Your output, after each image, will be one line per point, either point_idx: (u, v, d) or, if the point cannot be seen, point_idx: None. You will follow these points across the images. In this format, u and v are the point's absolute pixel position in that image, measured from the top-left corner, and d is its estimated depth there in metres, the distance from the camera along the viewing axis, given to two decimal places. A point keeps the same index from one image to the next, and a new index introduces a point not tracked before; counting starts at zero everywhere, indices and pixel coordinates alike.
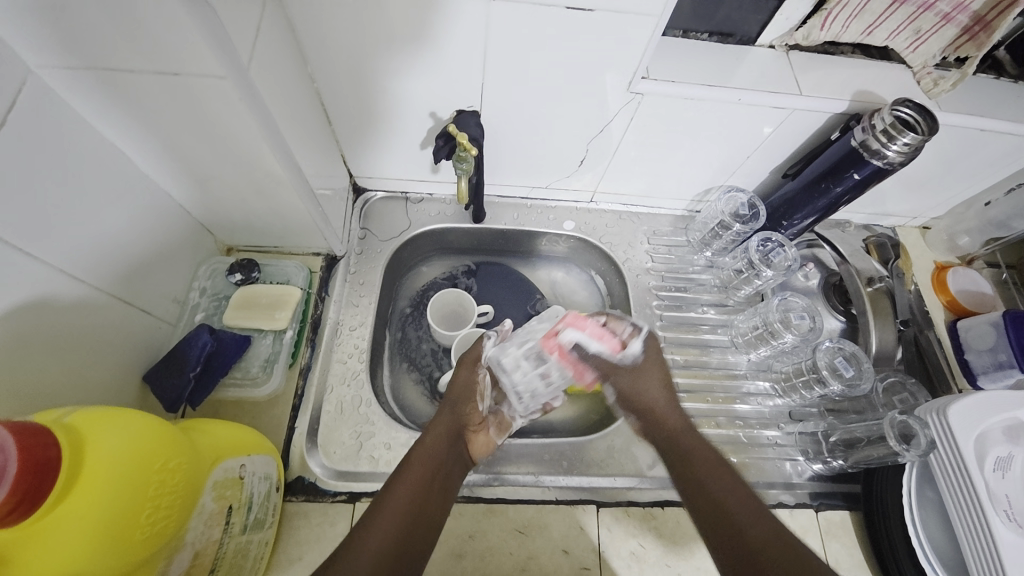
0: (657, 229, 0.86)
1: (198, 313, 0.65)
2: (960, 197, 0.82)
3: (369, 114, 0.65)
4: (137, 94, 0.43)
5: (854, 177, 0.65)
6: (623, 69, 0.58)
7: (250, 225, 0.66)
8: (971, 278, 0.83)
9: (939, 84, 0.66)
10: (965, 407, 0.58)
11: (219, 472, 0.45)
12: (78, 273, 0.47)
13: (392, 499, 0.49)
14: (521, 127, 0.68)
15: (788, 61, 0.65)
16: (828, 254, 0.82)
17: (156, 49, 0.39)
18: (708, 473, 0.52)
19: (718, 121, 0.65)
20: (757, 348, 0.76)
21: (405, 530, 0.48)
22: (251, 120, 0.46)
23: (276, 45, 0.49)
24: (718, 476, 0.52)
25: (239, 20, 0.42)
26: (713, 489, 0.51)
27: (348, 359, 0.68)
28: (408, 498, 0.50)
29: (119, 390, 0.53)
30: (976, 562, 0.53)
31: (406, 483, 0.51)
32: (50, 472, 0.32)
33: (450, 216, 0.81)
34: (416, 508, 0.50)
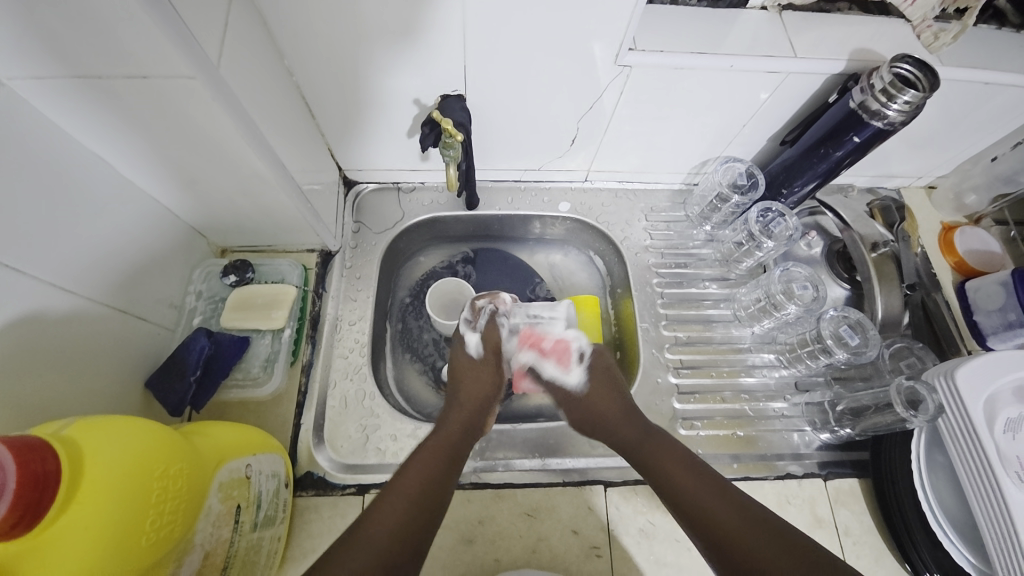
0: (654, 205, 0.84)
1: (196, 317, 0.65)
2: (965, 154, 0.80)
3: (352, 103, 0.63)
4: (108, 100, 0.42)
5: (854, 140, 0.63)
6: (609, 41, 0.56)
7: (241, 226, 0.65)
8: (978, 237, 0.81)
9: (940, 37, 0.63)
10: (973, 370, 0.57)
11: (224, 474, 0.46)
12: (68, 285, 0.47)
13: (407, 480, 0.49)
14: (508, 108, 0.66)
15: (782, 23, 0.63)
16: (831, 220, 0.80)
17: (118, 53, 0.38)
18: (671, 465, 0.54)
19: (711, 90, 0.63)
20: (760, 320, 0.75)
21: (420, 510, 0.47)
22: (226, 119, 0.45)
23: (247, 37, 0.48)
24: (679, 465, 0.53)
25: (204, 17, 0.41)
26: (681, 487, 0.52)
27: (349, 354, 0.68)
28: (423, 482, 0.50)
29: (122, 398, 0.54)
30: (988, 524, 0.53)
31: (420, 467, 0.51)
32: (48, 486, 0.32)
33: (443, 204, 0.80)
34: (431, 487, 0.49)
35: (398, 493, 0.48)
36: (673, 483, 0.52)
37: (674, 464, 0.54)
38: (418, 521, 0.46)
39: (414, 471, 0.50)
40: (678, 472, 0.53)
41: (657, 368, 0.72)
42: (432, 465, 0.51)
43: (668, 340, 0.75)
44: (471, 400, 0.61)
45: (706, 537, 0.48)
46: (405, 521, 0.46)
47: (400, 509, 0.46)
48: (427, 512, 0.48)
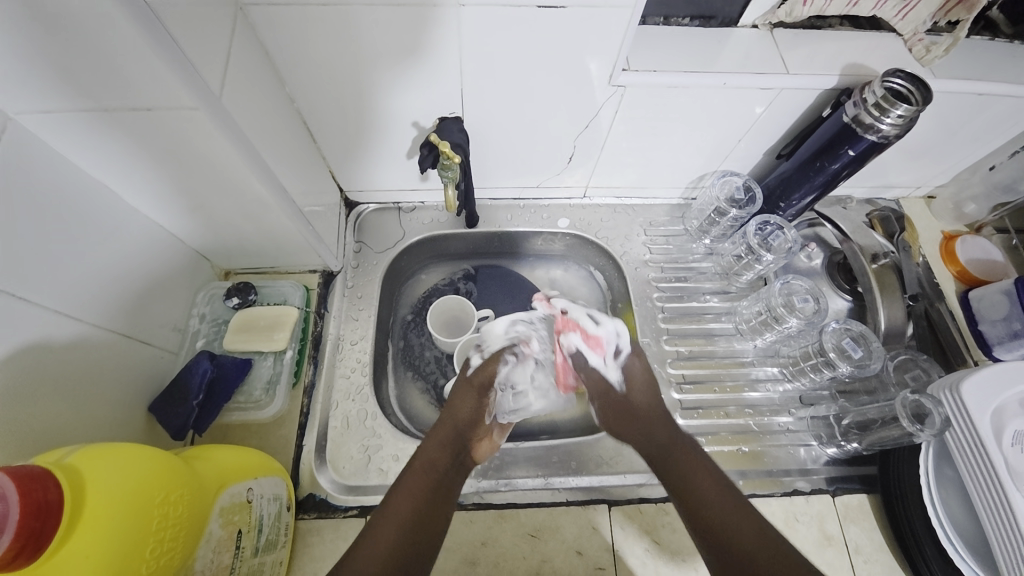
0: (653, 220, 0.85)
1: (199, 340, 0.65)
2: (963, 163, 0.80)
3: (353, 128, 0.65)
4: (112, 131, 0.43)
5: (849, 153, 0.63)
6: (603, 62, 0.57)
7: (245, 249, 0.66)
8: (980, 246, 0.81)
9: (931, 51, 0.64)
10: (978, 382, 0.56)
11: (224, 498, 0.46)
12: (73, 312, 0.47)
13: (391, 508, 0.52)
14: (506, 129, 0.67)
15: (773, 40, 0.64)
16: (829, 232, 0.80)
17: (125, 87, 0.39)
18: (697, 469, 0.57)
19: (706, 107, 0.64)
20: (761, 334, 0.75)
21: (409, 535, 0.50)
22: (229, 147, 0.46)
23: (248, 67, 0.49)
24: (694, 469, 0.57)
25: (207, 51, 0.42)
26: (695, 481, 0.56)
27: (351, 373, 0.68)
28: (409, 508, 0.52)
29: (126, 423, 0.54)
30: (999, 541, 0.52)
31: (406, 492, 0.53)
32: (51, 514, 0.32)
33: (444, 223, 0.81)
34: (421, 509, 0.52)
35: (386, 520, 0.50)
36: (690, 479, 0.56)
37: (713, 487, 0.55)
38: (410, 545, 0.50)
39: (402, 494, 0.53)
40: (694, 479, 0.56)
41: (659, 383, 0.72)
42: (419, 493, 0.53)
43: (670, 355, 0.74)
44: (452, 408, 0.62)
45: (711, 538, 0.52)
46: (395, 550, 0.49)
47: (389, 538, 0.49)
48: (415, 537, 0.50)
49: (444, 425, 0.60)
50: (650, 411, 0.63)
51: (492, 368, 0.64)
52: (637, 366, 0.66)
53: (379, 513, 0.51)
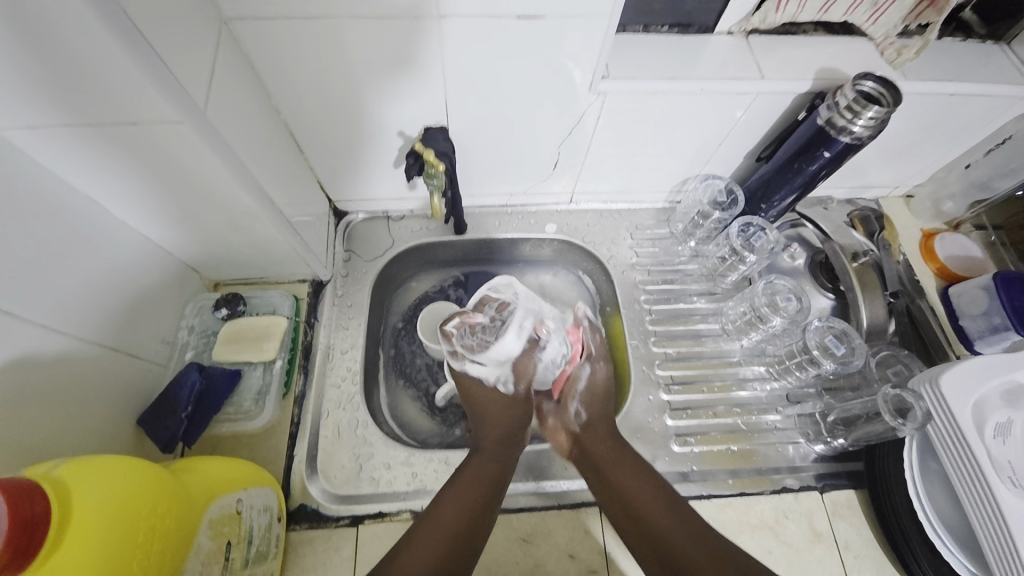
0: (639, 223, 0.86)
1: (188, 352, 0.65)
2: (938, 163, 0.82)
3: (339, 138, 0.66)
4: (101, 146, 0.44)
5: (825, 155, 0.65)
6: (584, 70, 0.58)
7: (233, 260, 0.66)
8: (958, 243, 0.83)
9: (902, 53, 0.66)
10: (957, 375, 0.57)
11: (213, 510, 0.46)
12: (60, 326, 0.47)
13: (438, 516, 0.53)
14: (491, 137, 0.68)
15: (748, 47, 0.65)
16: (812, 232, 0.82)
17: (110, 101, 0.40)
18: (634, 487, 0.57)
19: (685, 112, 0.66)
20: (747, 334, 0.76)
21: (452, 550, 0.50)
22: (214, 159, 0.47)
23: (233, 81, 0.50)
24: (639, 484, 0.57)
25: (190, 66, 0.43)
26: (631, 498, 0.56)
27: (341, 383, 0.69)
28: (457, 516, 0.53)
29: (114, 437, 0.54)
30: (985, 533, 0.53)
31: (454, 500, 0.54)
32: (39, 526, 0.32)
33: (433, 231, 0.82)
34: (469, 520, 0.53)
35: (429, 528, 0.52)
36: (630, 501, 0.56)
37: (649, 503, 0.56)
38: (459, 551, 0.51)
39: (448, 504, 0.54)
40: (637, 495, 0.56)
41: (648, 385, 0.73)
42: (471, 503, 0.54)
43: (659, 356, 0.75)
44: (491, 410, 0.62)
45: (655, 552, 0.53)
46: (441, 556, 0.50)
47: (434, 544, 0.50)
48: (462, 548, 0.51)
49: (495, 432, 0.61)
50: (606, 442, 0.62)
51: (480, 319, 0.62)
52: (601, 374, 0.67)
53: (420, 522, 0.52)
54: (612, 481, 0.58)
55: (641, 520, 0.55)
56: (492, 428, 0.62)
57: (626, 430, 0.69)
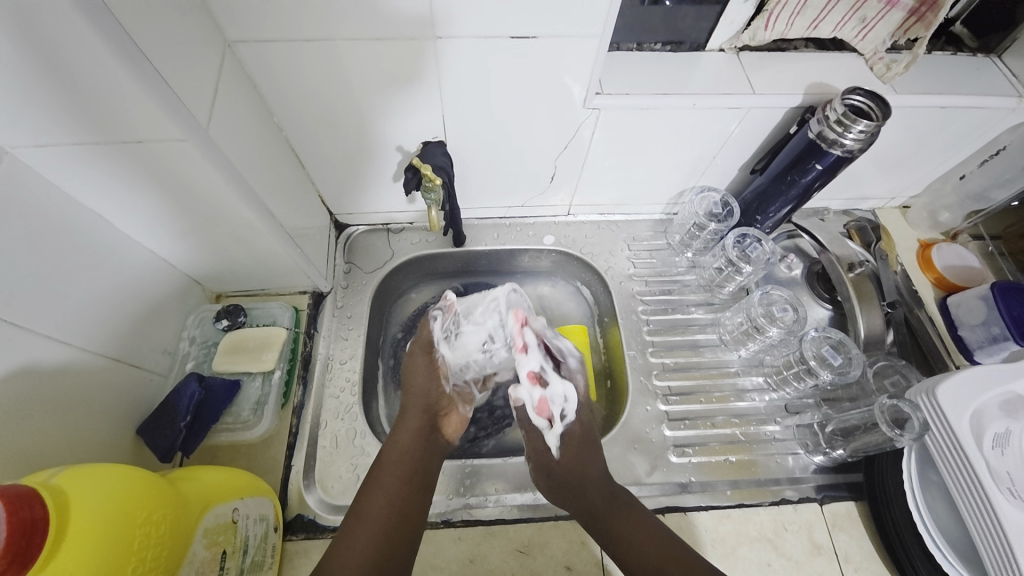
0: (637, 235, 0.87)
1: (188, 362, 0.66)
2: (933, 174, 0.82)
3: (340, 155, 0.67)
4: (108, 164, 0.45)
5: (816, 167, 0.66)
6: (577, 86, 0.60)
7: (234, 273, 0.68)
8: (956, 253, 0.83)
9: (891, 69, 0.67)
10: (955, 385, 0.57)
11: (209, 519, 0.46)
12: (64, 337, 0.48)
13: (367, 505, 0.54)
14: (488, 151, 0.70)
15: (740, 63, 0.67)
16: (808, 243, 0.82)
17: (116, 121, 0.41)
18: (629, 528, 0.56)
19: (680, 126, 0.67)
20: (745, 344, 0.76)
21: (384, 530, 0.52)
22: (216, 174, 0.48)
23: (236, 100, 0.52)
24: (635, 525, 0.56)
25: (193, 86, 0.44)
26: (633, 541, 0.55)
27: (340, 393, 0.69)
28: (386, 500, 0.54)
29: (114, 446, 0.55)
30: (986, 546, 0.52)
31: (380, 486, 0.55)
32: (36, 532, 0.33)
33: (432, 243, 0.83)
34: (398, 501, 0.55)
35: (361, 518, 0.53)
36: (629, 543, 0.55)
37: (642, 538, 0.55)
38: (390, 534, 0.52)
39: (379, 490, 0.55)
40: (634, 534, 0.55)
41: (646, 396, 0.73)
42: (395, 480, 0.56)
43: (657, 366, 0.75)
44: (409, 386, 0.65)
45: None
46: (373, 540, 0.51)
47: (364, 531, 0.51)
48: (394, 526, 0.53)
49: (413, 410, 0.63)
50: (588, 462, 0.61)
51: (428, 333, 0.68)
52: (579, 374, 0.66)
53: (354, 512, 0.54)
54: (612, 524, 0.56)
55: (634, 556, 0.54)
56: (407, 415, 0.63)
57: (624, 440, 0.69)
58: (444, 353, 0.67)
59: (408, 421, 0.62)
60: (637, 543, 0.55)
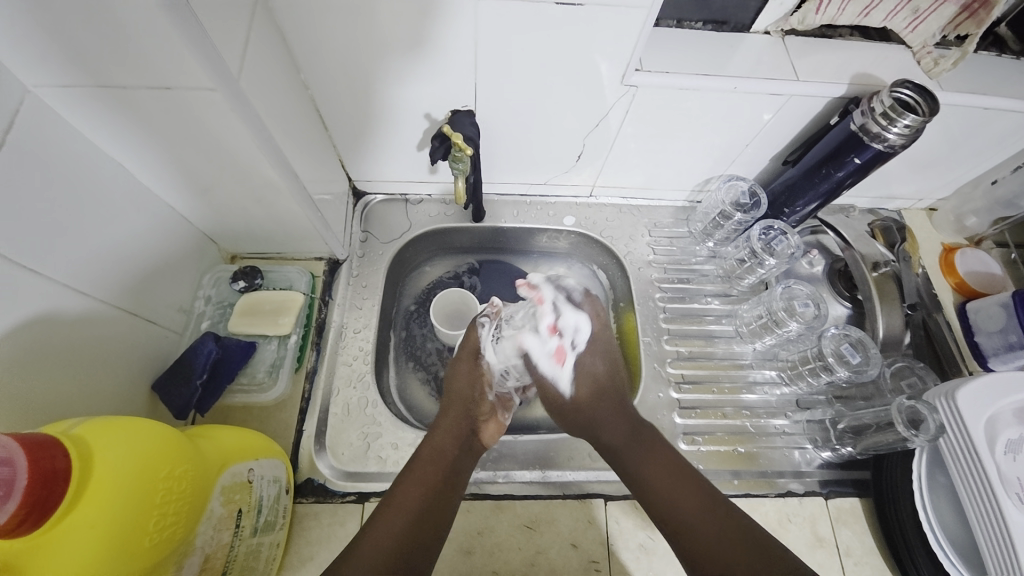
0: (658, 221, 0.86)
1: (204, 322, 0.66)
2: (966, 177, 0.81)
3: (366, 118, 0.65)
4: (133, 110, 0.44)
5: (855, 160, 0.64)
6: (616, 61, 0.57)
7: (252, 233, 0.66)
8: (980, 259, 0.82)
9: (939, 63, 0.65)
10: (975, 390, 0.57)
11: (226, 477, 0.46)
12: (81, 287, 0.48)
13: (399, 501, 0.53)
14: (516, 124, 0.68)
15: (784, 47, 0.64)
16: (832, 239, 0.81)
17: (143, 65, 0.40)
18: (662, 479, 0.56)
19: (716, 109, 0.65)
20: (761, 337, 0.76)
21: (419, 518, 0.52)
22: (243, 129, 0.47)
23: (266, 51, 0.50)
24: (667, 474, 0.56)
25: (225, 32, 0.42)
26: (659, 490, 0.55)
27: (353, 361, 0.69)
28: (419, 498, 0.54)
29: (128, 400, 0.54)
30: (990, 549, 0.53)
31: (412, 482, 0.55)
32: (57, 483, 0.33)
33: (451, 216, 0.81)
34: (434, 492, 0.54)
35: (389, 513, 0.52)
36: (663, 497, 0.54)
37: (678, 490, 0.54)
38: (418, 532, 0.51)
39: (416, 478, 0.55)
40: (668, 487, 0.55)
41: (658, 383, 0.73)
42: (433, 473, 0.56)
43: (671, 355, 0.75)
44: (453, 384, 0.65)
45: (686, 548, 0.51)
46: (400, 536, 0.50)
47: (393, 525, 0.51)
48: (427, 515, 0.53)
49: (457, 406, 0.63)
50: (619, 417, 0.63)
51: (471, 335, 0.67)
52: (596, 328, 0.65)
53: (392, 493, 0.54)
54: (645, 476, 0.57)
55: (678, 518, 0.53)
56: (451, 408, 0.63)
57: None
58: (490, 359, 0.66)
59: (450, 419, 0.61)
60: (665, 491, 0.55)
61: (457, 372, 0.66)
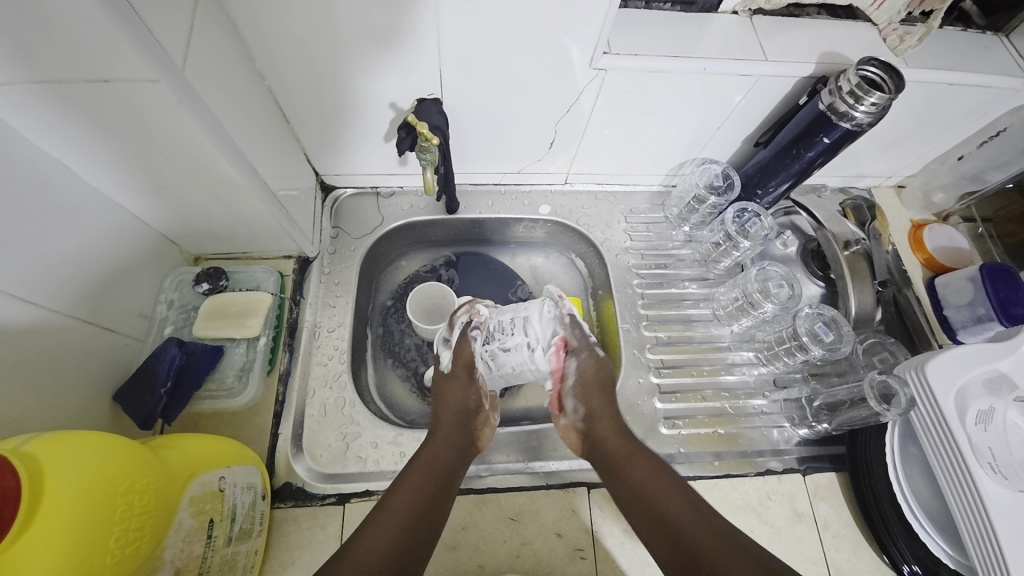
0: (634, 207, 0.85)
1: (167, 327, 0.63)
2: (932, 154, 0.82)
3: (328, 109, 0.63)
4: (71, 105, 0.41)
5: (824, 140, 0.65)
6: (584, 44, 0.56)
7: (214, 233, 0.64)
8: (946, 234, 0.84)
9: (905, 40, 0.65)
10: (943, 363, 0.58)
11: (195, 487, 0.45)
12: (29, 296, 0.45)
13: (393, 505, 0.50)
14: (487, 112, 0.66)
15: (753, 26, 0.64)
16: (805, 220, 0.81)
17: (78, 55, 0.37)
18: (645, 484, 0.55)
19: (687, 92, 0.64)
20: (738, 319, 0.76)
21: (410, 533, 0.49)
22: (193, 123, 0.44)
23: (214, 40, 0.47)
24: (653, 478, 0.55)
25: (167, 20, 0.40)
26: (644, 493, 0.54)
27: (328, 361, 0.67)
28: (413, 505, 0.51)
29: (89, 413, 0.52)
30: (964, 517, 0.54)
31: (410, 488, 0.52)
32: (9, 502, 0.31)
33: (423, 208, 0.80)
34: (425, 504, 0.51)
35: (389, 519, 0.49)
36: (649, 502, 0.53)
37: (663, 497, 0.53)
38: (416, 542, 0.48)
39: (406, 492, 0.52)
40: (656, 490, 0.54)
41: (639, 368, 0.73)
42: (424, 484, 0.53)
43: (650, 340, 0.75)
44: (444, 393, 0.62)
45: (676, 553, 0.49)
46: (399, 542, 0.48)
47: (389, 529, 0.48)
48: (418, 530, 0.49)
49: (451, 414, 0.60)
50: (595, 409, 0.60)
51: (467, 350, 0.61)
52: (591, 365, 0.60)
53: (380, 506, 0.50)
54: (626, 475, 0.56)
55: (660, 520, 0.52)
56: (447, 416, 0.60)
57: None
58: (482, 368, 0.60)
59: (443, 427, 0.58)
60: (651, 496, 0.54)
61: (450, 384, 0.61)
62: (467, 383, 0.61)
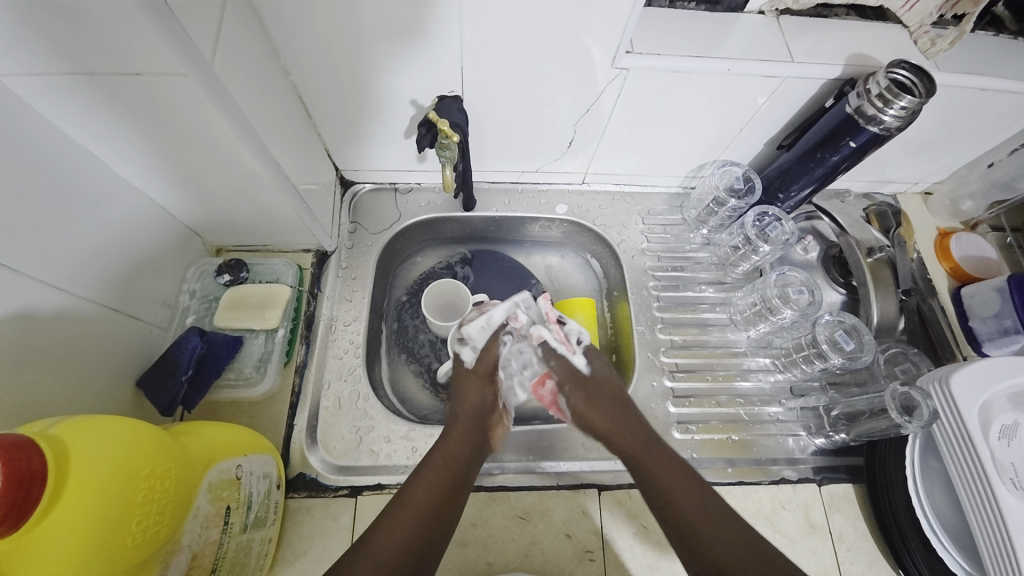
0: (651, 208, 0.84)
1: (189, 316, 0.65)
2: (961, 160, 0.80)
3: (349, 105, 0.64)
4: (102, 97, 0.42)
5: (850, 144, 0.63)
6: (606, 44, 0.56)
7: (235, 225, 0.65)
8: (975, 243, 0.82)
9: (936, 43, 0.63)
10: (968, 375, 0.57)
11: (213, 474, 0.46)
12: (57, 282, 0.46)
13: (410, 499, 0.51)
14: (506, 111, 0.66)
15: (779, 27, 0.63)
16: (827, 225, 0.79)
17: (110, 48, 0.38)
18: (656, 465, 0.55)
19: (709, 93, 0.63)
20: (756, 324, 0.75)
21: (425, 528, 0.49)
22: (218, 116, 0.45)
23: (241, 34, 0.48)
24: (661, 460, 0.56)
25: (197, 15, 0.41)
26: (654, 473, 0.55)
27: (344, 354, 0.68)
28: (429, 501, 0.51)
29: (112, 398, 0.53)
30: (984, 535, 0.53)
31: (426, 483, 0.52)
32: (35, 483, 0.32)
33: (440, 206, 0.80)
34: (440, 500, 0.51)
35: (405, 512, 0.49)
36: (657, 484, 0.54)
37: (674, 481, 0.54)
38: (430, 537, 0.49)
39: (423, 488, 0.52)
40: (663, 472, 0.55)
41: (653, 371, 0.72)
42: (441, 480, 0.53)
43: (665, 343, 0.74)
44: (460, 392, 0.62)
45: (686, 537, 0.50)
46: (415, 536, 0.48)
47: (408, 527, 0.48)
48: (433, 525, 0.49)
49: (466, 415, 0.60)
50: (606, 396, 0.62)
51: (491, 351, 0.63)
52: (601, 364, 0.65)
53: (397, 500, 0.50)
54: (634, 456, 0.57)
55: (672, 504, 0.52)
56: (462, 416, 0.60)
57: None
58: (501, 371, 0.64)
59: (460, 425, 0.58)
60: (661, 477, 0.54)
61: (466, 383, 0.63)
62: (487, 380, 0.62)
